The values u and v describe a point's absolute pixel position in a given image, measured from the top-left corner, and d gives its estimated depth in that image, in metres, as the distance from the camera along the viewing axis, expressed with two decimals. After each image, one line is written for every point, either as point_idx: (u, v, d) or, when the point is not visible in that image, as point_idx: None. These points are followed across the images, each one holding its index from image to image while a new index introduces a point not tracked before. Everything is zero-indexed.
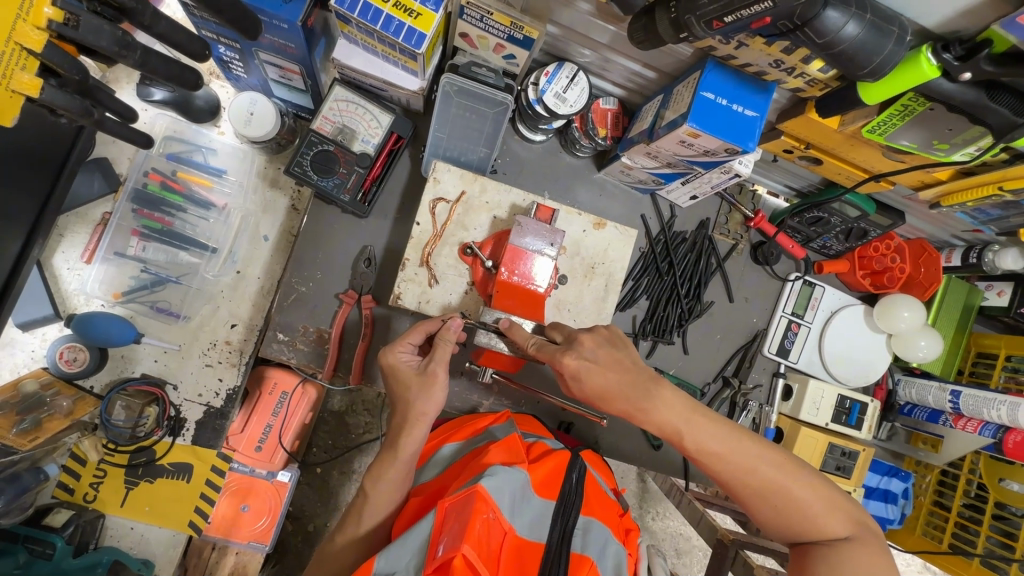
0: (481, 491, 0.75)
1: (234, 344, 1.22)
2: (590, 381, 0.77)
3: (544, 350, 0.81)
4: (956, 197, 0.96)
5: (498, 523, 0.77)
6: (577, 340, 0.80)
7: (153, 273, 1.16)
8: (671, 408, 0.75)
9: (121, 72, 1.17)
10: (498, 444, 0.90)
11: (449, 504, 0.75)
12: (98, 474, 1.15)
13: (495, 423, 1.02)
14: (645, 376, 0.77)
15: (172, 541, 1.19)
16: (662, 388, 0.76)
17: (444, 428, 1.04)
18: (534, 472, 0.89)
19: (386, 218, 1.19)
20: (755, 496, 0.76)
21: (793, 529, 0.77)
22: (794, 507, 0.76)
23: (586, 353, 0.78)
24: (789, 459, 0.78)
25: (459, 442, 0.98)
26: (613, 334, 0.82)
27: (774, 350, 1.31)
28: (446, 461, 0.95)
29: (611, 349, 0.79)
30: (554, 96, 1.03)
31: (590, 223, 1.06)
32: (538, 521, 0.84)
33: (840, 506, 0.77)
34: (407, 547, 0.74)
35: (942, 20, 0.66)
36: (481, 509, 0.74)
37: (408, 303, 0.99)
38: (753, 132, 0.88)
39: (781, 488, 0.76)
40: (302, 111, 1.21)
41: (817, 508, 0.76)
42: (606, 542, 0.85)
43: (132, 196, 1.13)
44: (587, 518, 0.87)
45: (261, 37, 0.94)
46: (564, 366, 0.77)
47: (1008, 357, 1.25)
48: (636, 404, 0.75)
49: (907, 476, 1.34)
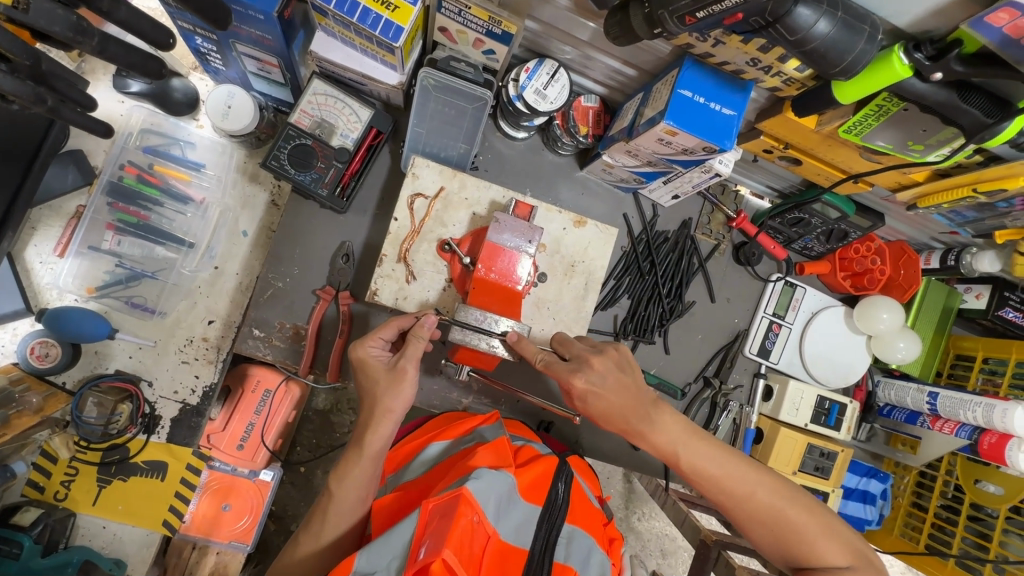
0: (466, 495, 0.74)
1: (211, 341, 1.20)
2: (596, 404, 0.79)
3: (553, 367, 0.82)
4: (932, 199, 0.96)
5: (483, 527, 0.76)
6: (587, 361, 0.81)
7: (128, 267, 1.14)
8: (669, 431, 0.79)
9: (98, 63, 1.15)
10: (487, 447, 0.88)
11: (433, 505, 0.74)
12: (70, 471, 1.12)
13: (483, 424, 1.01)
14: (647, 401, 0.80)
15: (146, 539, 1.16)
16: (663, 412, 0.80)
17: (427, 428, 1.02)
18: (521, 477, 0.87)
19: (365, 214, 1.18)
20: (752, 520, 0.78)
21: (791, 556, 0.77)
22: (792, 533, 0.76)
23: (595, 377, 0.79)
24: (788, 486, 0.80)
25: (446, 442, 0.96)
26: (624, 356, 0.83)
27: (755, 350, 1.31)
28: (432, 461, 0.93)
29: (620, 373, 0.80)
30: (534, 92, 1.03)
31: (570, 221, 1.05)
32: (523, 526, 0.83)
33: (840, 534, 0.77)
34: (389, 546, 0.73)
35: (914, 20, 0.66)
36: (465, 512, 0.73)
37: (385, 300, 0.98)
38: (730, 131, 0.88)
39: (779, 513, 0.77)
40: (282, 105, 1.20)
41: (816, 535, 0.76)
42: (590, 551, 0.84)
43: (107, 189, 1.11)
44: (571, 526, 0.86)
45: (237, 29, 0.93)
46: (574, 387, 0.79)
47: (985, 359, 1.27)
48: (634, 426, 0.79)
49: (884, 477, 1.35)
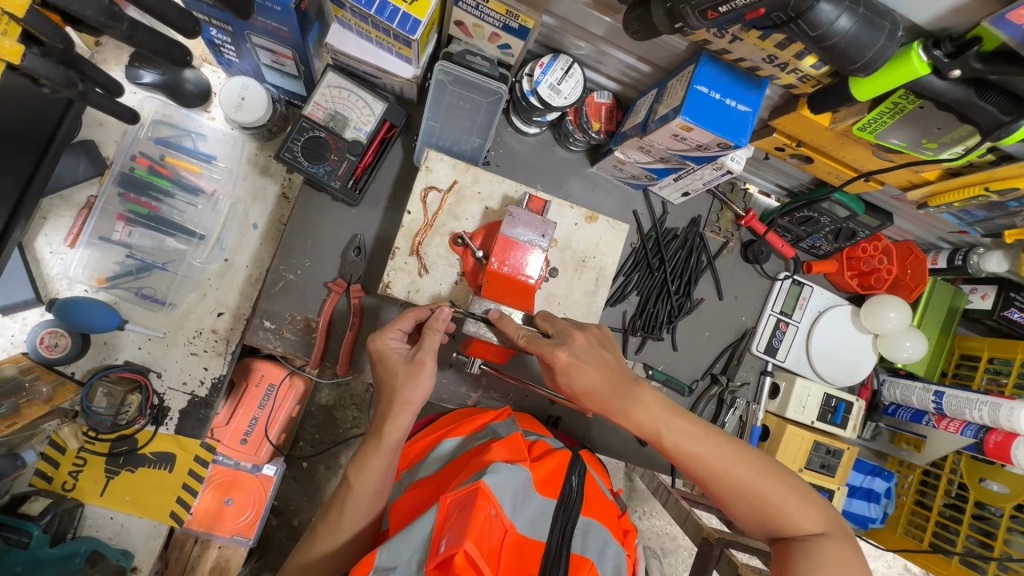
0: (483, 488, 0.75)
1: (220, 333, 1.20)
2: (579, 380, 0.79)
3: (535, 342, 0.81)
4: (943, 197, 0.97)
5: (500, 520, 0.77)
6: (569, 336, 0.82)
7: (139, 258, 1.14)
8: (650, 409, 0.78)
9: (110, 53, 1.14)
10: (500, 442, 0.88)
11: (452, 499, 0.75)
12: (78, 462, 1.12)
13: (496, 420, 1.02)
14: (628, 379, 0.80)
15: (154, 531, 1.16)
16: (644, 391, 0.79)
17: (441, 424, 1.03)
18: (535, 471, 0.88)
19: (377, 208, 1.19)
20: (731, 495, 0.78)
21: (769, 527, 0.77)
22: (769, 505, 0.76)
23: (578, 351, 0.80)
24: (764, 459, 0.79)
25: (459, 438, 0.97)
26: (604, 334, 0.85)
27: (762, 348, 1.32)
28: (447, 457, 0.94)
29: (601, 349, 0.81)
30: (548, 87, 1.03)
31: (582, 217, 1.06)
32: (539, 518, 0.83)
33: (815, 503, 0.78)
34: (409, 541, 0.73)
35: (933, 17, 0.67)
36: (483, 505, 0.73)
37: (397, 293, 0.98)
38: (745, 128, 0.88)
39: (757, 486, 0.77)
40: (294, 98, 1.20)
41: (792, 505, 0.76)
42: (606, 542, 0.85)
43: (118, 180, 1.11)
44: (587, 519, 0.87)
45: (253, 20, 0.93)
46: (556, 360, 0.79)
47: (991, 359, 1.28)
48: (613, 406, 0.78)
49: (890, 476, 1.35)
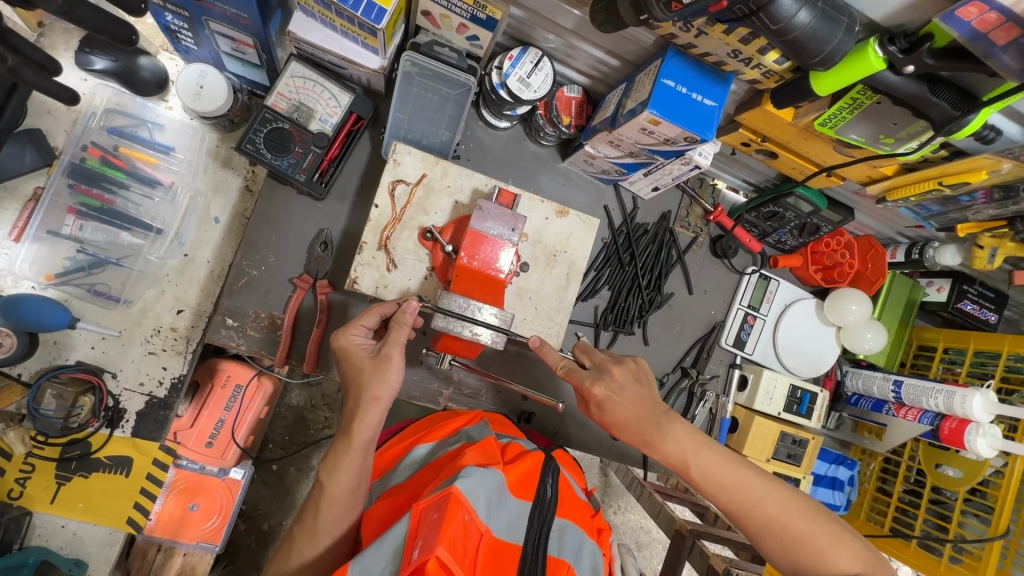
0: (457, 493, 0.73)
1: (180, 331, 1.15)
2: (614, 412, 0.81)
3: (573, 374, 0.84)
4: (901, 191, 1.00)
5: (474, 525, 0.76)
6: (606, 370, 0.83)
7: (91, 253, 1.07)
8: (679, 442, 0.81)
9: (59, 38, 1.09)
10: (473, 447, 0.87)
11: (425, 505, 0.73)
12: (26, 468, 1.06)
13: (469, 423, 1.00)
14: (658, 411, 0.81)
15: (110, 539, 1.11)
16: (674, 423, 0.82)
17: (413, 431, 1.01)
18: (509, 473, 0.87)
19: (344, 202, 1.16)
20: (762, 530, 0.80)
21: (800, 565, 0.79)
22: (801, 542, 0.78)
23: (615, 385, 0.81)
24: (796, 494, 0.81)
25: (432, 443, 0.96)
26: (641, 368, 0.84)
27: (731, 341, 1.34)
28: (419, 463, 0.92)
29: (638, 385, 0.82)
30: (518, 80, 1.02)
31: (553, 211, 1.05)
32: (515, 521, 0.83)
33: (847, 543, 0.79)
34: (382, 550, 0.71)
35: (889, 13, 0.69)
36: (456, 510, 0.72)
37: (365, 288, 0.96)
38: (711, 122, 0.89)
39: (790, 524, 0.79)
40: (257, 87, 1.16)
41: (822, 542, 0.78)
42: (581, 544, 0.85)
43: (68, 170, 1.04)
44: (563, 519, 0.86)
45: (210, 6, 0.90)
46: (593, 395, 0.81)
47: (946, 349, 1.33)
48: (647, 437, 0.81)
49: (852, 464, 1.42)
